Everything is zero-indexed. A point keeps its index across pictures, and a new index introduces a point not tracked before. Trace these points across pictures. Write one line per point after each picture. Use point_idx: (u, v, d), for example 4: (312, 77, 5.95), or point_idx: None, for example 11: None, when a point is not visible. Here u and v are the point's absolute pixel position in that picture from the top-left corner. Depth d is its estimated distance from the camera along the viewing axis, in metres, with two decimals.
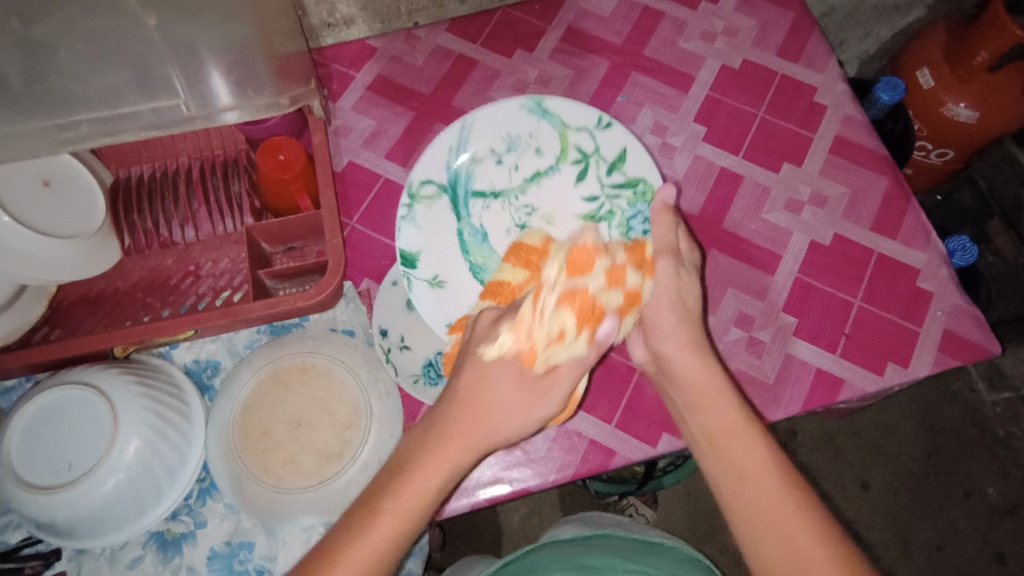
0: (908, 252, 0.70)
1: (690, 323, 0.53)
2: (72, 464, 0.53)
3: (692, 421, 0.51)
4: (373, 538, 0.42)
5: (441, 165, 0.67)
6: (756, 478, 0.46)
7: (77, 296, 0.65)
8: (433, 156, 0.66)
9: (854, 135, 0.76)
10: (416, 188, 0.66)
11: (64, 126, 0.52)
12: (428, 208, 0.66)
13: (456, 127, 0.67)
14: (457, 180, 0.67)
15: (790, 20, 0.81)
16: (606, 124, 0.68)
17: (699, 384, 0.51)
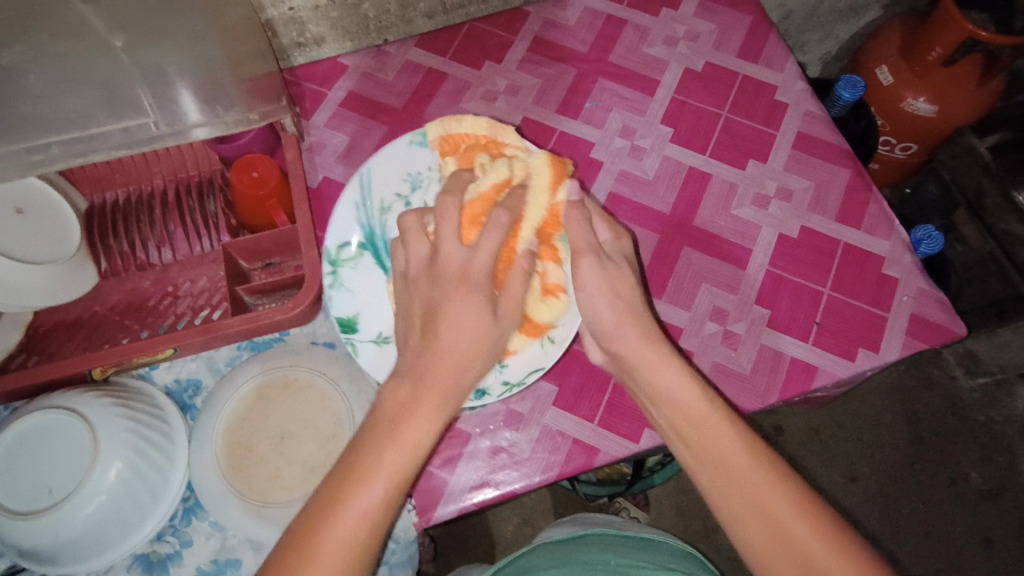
0: (872, 241, 0.72)
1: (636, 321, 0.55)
2: (52, 489, 0.53)
3: (662, 411, 0.52)
4: (351, 515, 0.40)
5: (351, 220, 0.64)
6: (732, 463, 0.48)
7: (54, 322, 0.64)
8: (341, 215, 0.63)
9: (815, 130, 0.78)
10: (336, 253, 0.62)
11: (31, 149, 0.52)
12: (354, 269, 0.63)
13: (356, 180, 0.65)
14: (370, 234, 0.64)
15: (748, 23, 0.84)
16: (494, 140, 0.67)
17: (680, 395, 0.51)
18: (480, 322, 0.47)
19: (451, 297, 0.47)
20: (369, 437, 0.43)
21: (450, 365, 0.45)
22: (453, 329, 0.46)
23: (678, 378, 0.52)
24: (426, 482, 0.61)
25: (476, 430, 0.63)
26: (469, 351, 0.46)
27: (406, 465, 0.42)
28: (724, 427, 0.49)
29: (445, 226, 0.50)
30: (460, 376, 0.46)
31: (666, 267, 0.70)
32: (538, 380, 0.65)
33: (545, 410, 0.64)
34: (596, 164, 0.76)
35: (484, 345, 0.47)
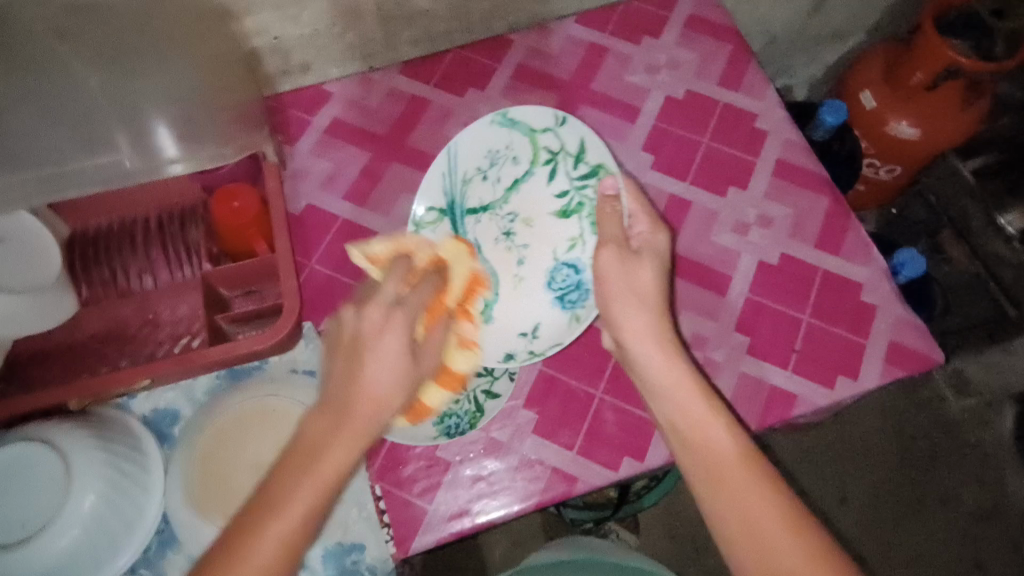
0: (851, 267, 0.73)
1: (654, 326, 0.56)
2: (25, 522, 0.52)
3: (660, 406, 0.54)
4: (294, 506, 0.43)
5: (438, 189, 0.70)
6: (726, 466, 0.49)
7: (34, 350, 0.65)
8: (427, 184, 0.69)
9: (794, 157, 0.79)
10: (391, 223, 0.68)
11: (8, 184, 0.52)
12: (433, 233, 0.69)
13: (444, 153, 0.69)
14: (451, 203, 0.70)
15: (729, 51, 0.85)
16: (563, 120, 0.69)
17: (684, 400, 0.53)
18: (398, 364, 0.49)
19: (370, 327, 0.50)
20: (296, 455, 0.46)
21: (366, 394, 0.48)
22: (372, 378, 0.48)
23: (684, 388, 0.53)
24: (405, 512, 0.61)
25: (455, 458, 0.63)
26: (390, 398, 0.48)
27: (319, 499, 0.44)
28: (723, 439, 0.50)
29: (397, 272, 0.56)
30: (380, 409, 0.48)
31: None
32: (518, 408, 0.65)
33: (525, 438, 0.64)
34: None
35: (393, 394, 0.49)
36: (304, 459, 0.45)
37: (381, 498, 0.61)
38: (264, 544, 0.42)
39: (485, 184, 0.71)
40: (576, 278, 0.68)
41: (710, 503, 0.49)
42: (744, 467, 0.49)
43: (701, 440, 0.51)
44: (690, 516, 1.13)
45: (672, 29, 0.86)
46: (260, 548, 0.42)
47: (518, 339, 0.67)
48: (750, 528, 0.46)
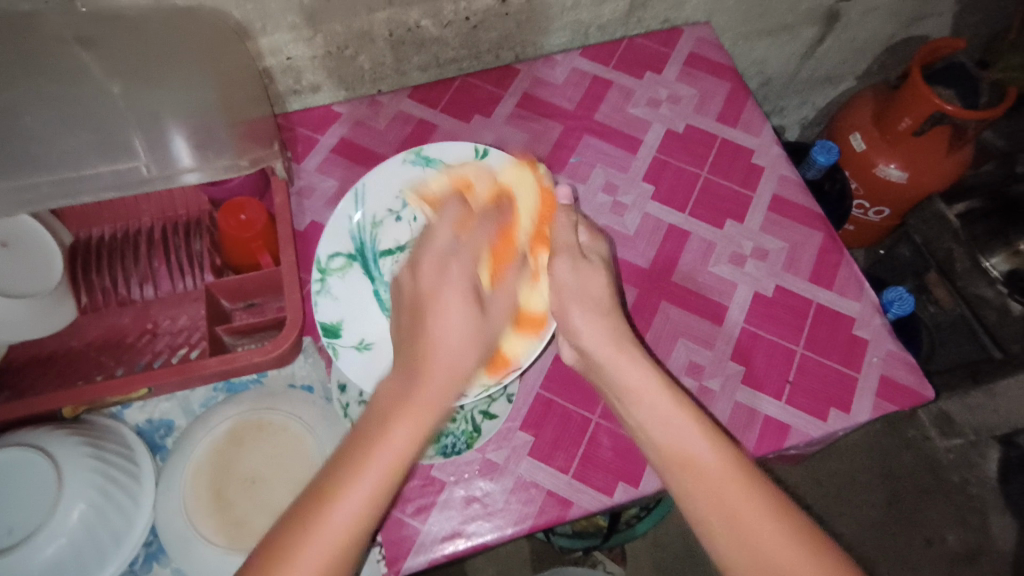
0: (843, 301, 0.74)
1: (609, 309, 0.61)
2: (11, 529, 0.51)
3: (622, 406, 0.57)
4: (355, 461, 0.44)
5: (343, 233, 0.67)
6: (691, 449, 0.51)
7: (29, 356, 0.64)
8: (335, 228, 0.66)
9: (789, 193, 0.81)
10: (325, 262, 0.65)
11: (25, 187, 0.52)
12: (342, 279, 0.65)
13: (351, 194, 0.68)
14: (360, 246, 0.67)
15: (727, 89, 0.88)
16: (484, 152, 0.70)
17: (655, 402, 0.54)
18: (465, 325, 0.51)
19: (428, 271, 0.54)
20: (372, 430, 0.45)
21: (443, 358, 0.49)
22: (442, 336, 0.50)
23: (655, 395, 0.55)
24: (398, 531, 0.60)
25: (450, 478, 0.62)
26: (460, 354, 0.50)
27: (403, 457, 0.44)
28: (697, 438, 0.51)
29: (447, 216, 0.57)
30: (455, 369, 0.49)
31: (645, 320, 0.72)
32: (514, 430, 0.65)
33: (521, 460, 0.64)
34: None
35: (472, 351, 0.51)
36: (424, 412, 0.46)
37: None
38: (317, 541, 0.40)
39: (398, 225, 0.69)
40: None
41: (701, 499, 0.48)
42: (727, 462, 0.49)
43: (676, 433, 0.52)
44: (679, 548, 1.12)
45: (672, 66, 0.89)
46: (313, 538, 0.41)
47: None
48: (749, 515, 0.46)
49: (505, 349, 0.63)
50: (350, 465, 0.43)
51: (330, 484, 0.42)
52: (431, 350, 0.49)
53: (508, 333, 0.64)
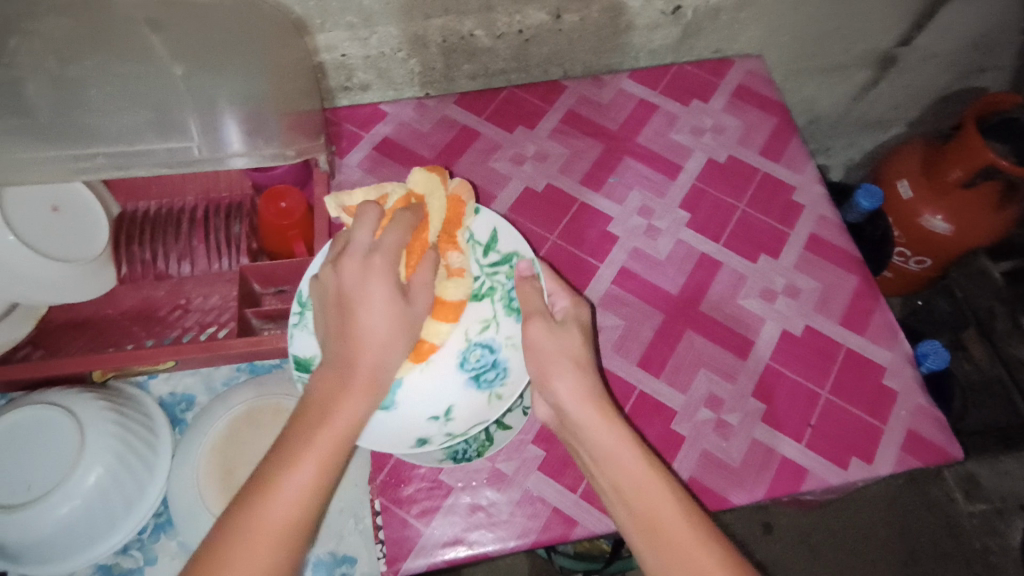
0: (875, 349, 0.73)
1: (581, 362, 0.58)
2: (30, 486, 0.53)
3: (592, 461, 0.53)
4: (274, 514, 0.42)
5: (310, 270, 0.59)
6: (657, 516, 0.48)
7: (65, 319, 0.66)
8: (307, 257, 0.59)
9: (828, 234, 0.80)
10: (303, 295, 0.58)
11: (84, 157, 0.54)
12: None
13: (328, 228, 0.60)
14: None
15: (774, 123, 0.87)
16: (476, 209, 0.67)
17: (625, 460, 0.51)
18: (392, 307, 0.51)
19: (348, 262, 0.52)
20: (295, 442, 0.45)
21: (367, 363, 0.49)
22: (358, 320, 0.50)
23: (616, 443, 0.52)
24: (400, 531, 0.60)
25: (457, 484, 0.62)
26: (388, 349, 0.51)
27: (342, 443, 0.46)
28: (665, 501, 0.49)
29: (369, 216, 0.54)
30: (382, 370, 0.50)
31: (668, 346, 0.71)
32: (526, 442, 0.65)
33: (529, 473, 0.63)
34: (611, 238, 0.78)
35: (401, 333, 0.52)
36: (315, 422, 0.46)
37: (379, 513, 0.61)
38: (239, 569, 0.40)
39: None
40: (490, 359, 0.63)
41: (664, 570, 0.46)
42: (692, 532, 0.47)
43: (643, 496, 0.50)
44: None
45: (720, 96, 0.89)
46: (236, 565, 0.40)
47: (431, 422, 0.60)
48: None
49: (477, 395, 0.61)
50: (271, 497, 0.42)
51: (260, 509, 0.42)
52: (358, 352, 0.49)
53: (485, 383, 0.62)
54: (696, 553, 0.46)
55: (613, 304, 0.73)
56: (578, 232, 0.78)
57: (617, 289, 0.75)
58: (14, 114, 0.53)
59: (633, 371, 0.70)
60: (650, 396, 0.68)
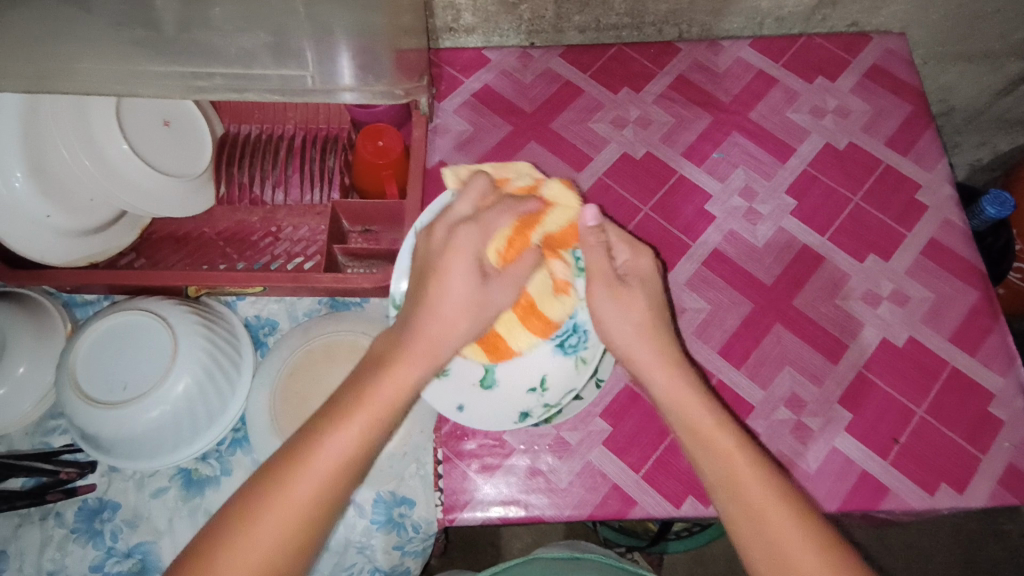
0: (984, 372, 0.67)
1: (654, 320, 0.55)
2: (127, 386, 0.56)
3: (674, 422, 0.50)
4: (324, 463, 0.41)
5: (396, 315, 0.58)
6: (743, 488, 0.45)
7: (166, 232, 0.68)
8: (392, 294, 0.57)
9: (950, 241, 0.73)
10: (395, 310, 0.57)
11: (201, 75, 0.52)
12: None
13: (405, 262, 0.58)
14: None
15: (907, 112, 0.79)
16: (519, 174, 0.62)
17: (696, 412, 0.49)
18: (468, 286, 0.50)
19: (453, 259, 0.50)
20: (375, 382, 0.45)
21: (438, 332, 0.48)
22: (448, 293, 0.49)
23: (692, 405, 0.49)
24: (459, 482, 0.61)
25: (520, 446, 0.62)
26: (465, 318, 0.50)
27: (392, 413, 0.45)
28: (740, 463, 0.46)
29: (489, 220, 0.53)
30: (453, 335, 0.49)
31: (754, 338, 0.67)
32: (593, 415, 0.63)
33: (593, 446, 0.62)
34: (708, 217, 0.73)
35: (452, 342, 0.49)
36: (411, 374, 0.46)
37: (441, 462, 0.61)
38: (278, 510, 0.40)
39: None
40: (571, 322, 0.61)
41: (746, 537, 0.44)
42: (769, 496, 0.44)
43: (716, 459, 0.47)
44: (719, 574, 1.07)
45: (850, 75, 0.81)
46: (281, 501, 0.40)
47: (528, 395, 0.59)
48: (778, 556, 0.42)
49: (566, 362, 0.60)
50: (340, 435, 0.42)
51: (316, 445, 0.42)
52: (431, 344, 0.48)
53: (570, 349, 0.60)
54: (768, 509, 0.44)
55: (701, 287, 0.70)
56: (673, 207, 0.74)
57: (708, 271, 0.71)
58: (139, 23, 0.50)
59: (712, 359, 0.66)
60: (729, 387, 0.65)
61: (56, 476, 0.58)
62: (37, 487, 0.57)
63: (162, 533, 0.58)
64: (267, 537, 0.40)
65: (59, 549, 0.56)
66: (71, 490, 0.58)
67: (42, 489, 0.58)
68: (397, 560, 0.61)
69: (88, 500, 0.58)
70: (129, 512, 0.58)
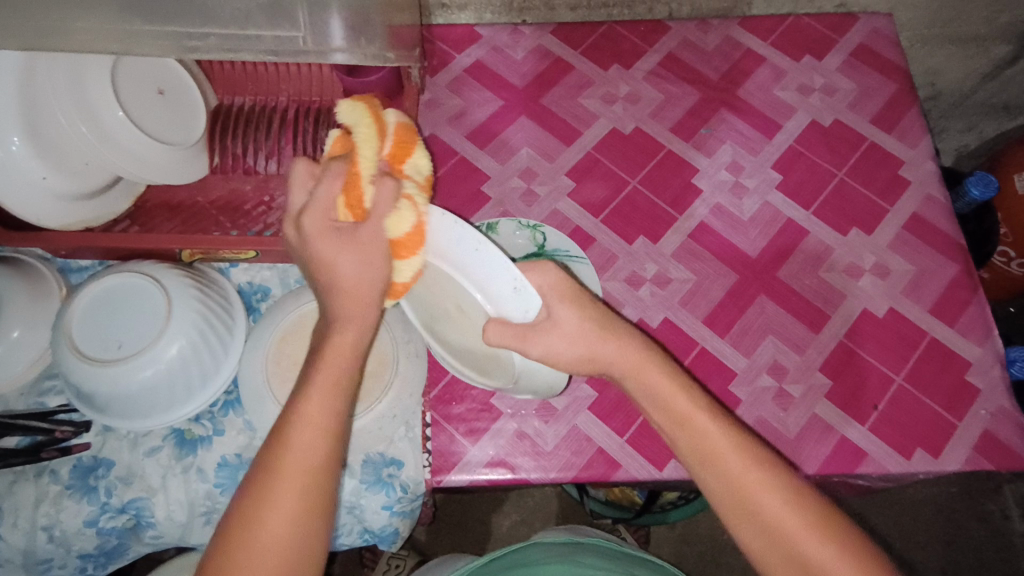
0: (963, 342, 0.68)
1: (646, 347, 0.48)
2: (121, 344, 0.57)
3: (675, 436, 0.47)
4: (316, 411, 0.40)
5: None
6: (753, 496, 0.44)
7: (160, 200, 0.69)
8: None
9: (932, 215, 0.74)
10: None
11: (195, 35, 0.52)
12: None
13: None
14: None
15: (891, 90, 0.81)
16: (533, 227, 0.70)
17: (696, 418, 0.46)
18: (346, 248, 0.41)
19: (318, 240, 0.41)
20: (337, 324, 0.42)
21: (340, 277, 0.41)
22: (333, 263, 0.41)
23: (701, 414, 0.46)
24: (447, 445, 0.62)
25: (507, 410, 0.63)
26: (370, 275, 0.42)
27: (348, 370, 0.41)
28: (745, 461, 0.44)
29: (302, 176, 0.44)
30: (359, 287, 0.42)
31: (738, 308, 0.69)
32: (580, 381, 0.65)
33: (579, 411, 0.64)
34: (694, 190, 0.75)
35: (364, 280, 0.42)
36: (347, 302, 0.41)
37: (429, 425, 0.63)
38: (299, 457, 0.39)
39: None
40: None
41: (747, 536, 0.44)
42: (795, 510, 0.43)
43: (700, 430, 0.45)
44: (707, 549, 1.08)
45: (837, 54, 0.82)
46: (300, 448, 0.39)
47: None
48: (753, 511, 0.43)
49: None
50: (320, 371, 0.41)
51: (303, 409, 0.40)
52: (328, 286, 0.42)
53: None
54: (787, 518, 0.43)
55: (687, 258, 0.71)
56: (661, 180, 0.75)
57: (694, 243, 0.72)
58: None
59: (696, 328, 0.68)
60: (712, 354, 0.67)
61: (51, 435, 0.59)
62: (31, 445, 0.59)
63: (156, 490, 0.59)
64: (291, 495, 0.38)
65: (54, 505, 0.58)
66: (65, 448, 0.59)
67: (36, 446, 0.59)
68: (385, 522, 0.63)
69: (82, 458, 0.59)
70: (123, 469, 0.59)
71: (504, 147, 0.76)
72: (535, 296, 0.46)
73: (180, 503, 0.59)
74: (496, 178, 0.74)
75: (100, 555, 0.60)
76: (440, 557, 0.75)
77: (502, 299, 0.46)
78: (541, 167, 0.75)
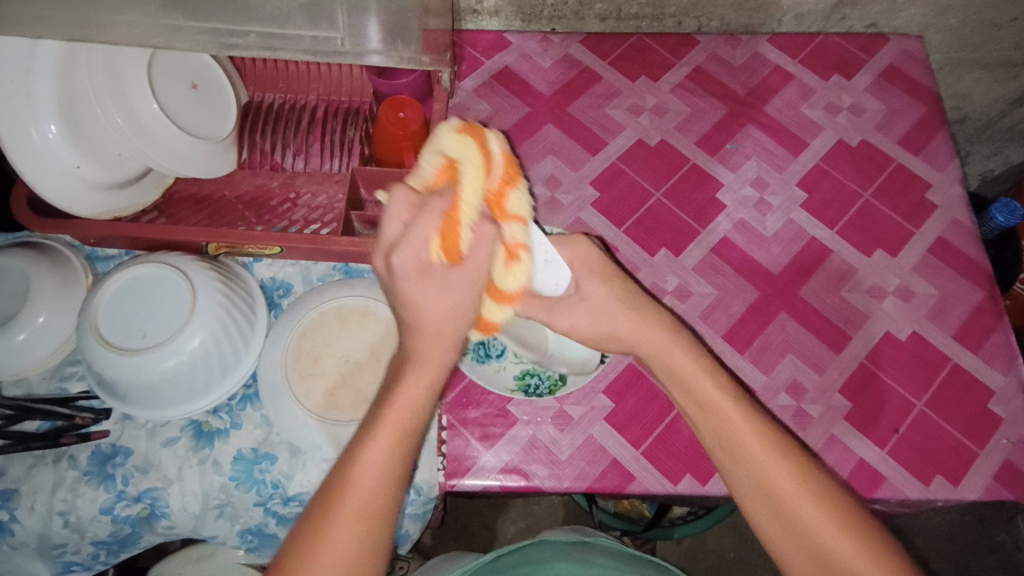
0: (986, 370, 0.67)
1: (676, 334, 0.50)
2: (145, 335, 0.57)
3: (728, 463, 0.46)
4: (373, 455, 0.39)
5: None
6: (813, 526, 0.42)
7: (188, 193, 0.70)
8: None
9: (958, 240, 0.74)
10: None
11: (235, 32, 0.52)
12: None
13: None
14: None
15: (920, 113, 0.80)
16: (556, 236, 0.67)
17: (757, 444, 0.45)
18: (448, 301, 0.41)
19: (410, 283, 0.40)
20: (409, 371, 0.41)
21: (431, 322, 0.41)
22: (422, 303, 0.40)
23: (763, 441, 0.45)
24: (461, 449, 0.62)
25: (523, 417, 0.63)
26: (457, 320, 0.41)
27: (421, 409, 0.41)
28: (804, 487, 0.43)
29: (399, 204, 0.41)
30: (443, 330, 0.41)
31: (759, 324, 0.68)
32: (596, 392, 0.65)
33: (595, 421, 0.63)
34: (718, 205, 0.74)
35: (451, 329, 0.41)
36: (434, 348, 0.41)
37: (445, 429, 0.62)
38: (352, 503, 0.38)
39: None
40: None
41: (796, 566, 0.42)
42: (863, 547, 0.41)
43: (767, 462, 0.44)
44: (713, 566, 1.07)
45: (866, 74, 0.82)
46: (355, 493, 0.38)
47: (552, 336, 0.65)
48: (812, 542, 0.41)
49: None
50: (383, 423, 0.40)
51: (360, 456, 0.39)
52: (414, 331, 0.41)
53: None
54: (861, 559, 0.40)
55: (708, 273, 0.71)
56: (685, 194, 0.75)
57: (716, 258, 0.72)
58: None
59: (715, 343, 0.67)
60: (730, 370, 0.66)
61: (71, 421, 0.60)
62: (51, 430, 0.59)
63: (172, 480, 0.59)
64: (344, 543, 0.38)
65: (71, 491, 0.58)
66: (84, 435, 0.60)
67: (56, 432, 0.59)
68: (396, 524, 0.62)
69: (101, 445, 0.60)
70: (140, 458, 0.60)
71: (529, 154, 0.76)
72: (565, 271, 0.52)
73: (195, 494, 0.59)
74: (520, 184, 0.74)
75: (112, 543, 0.60)
76: (442, 555, 0.75)
77: (539, 273, 0.51)
78: (565, 175, 0.75)
